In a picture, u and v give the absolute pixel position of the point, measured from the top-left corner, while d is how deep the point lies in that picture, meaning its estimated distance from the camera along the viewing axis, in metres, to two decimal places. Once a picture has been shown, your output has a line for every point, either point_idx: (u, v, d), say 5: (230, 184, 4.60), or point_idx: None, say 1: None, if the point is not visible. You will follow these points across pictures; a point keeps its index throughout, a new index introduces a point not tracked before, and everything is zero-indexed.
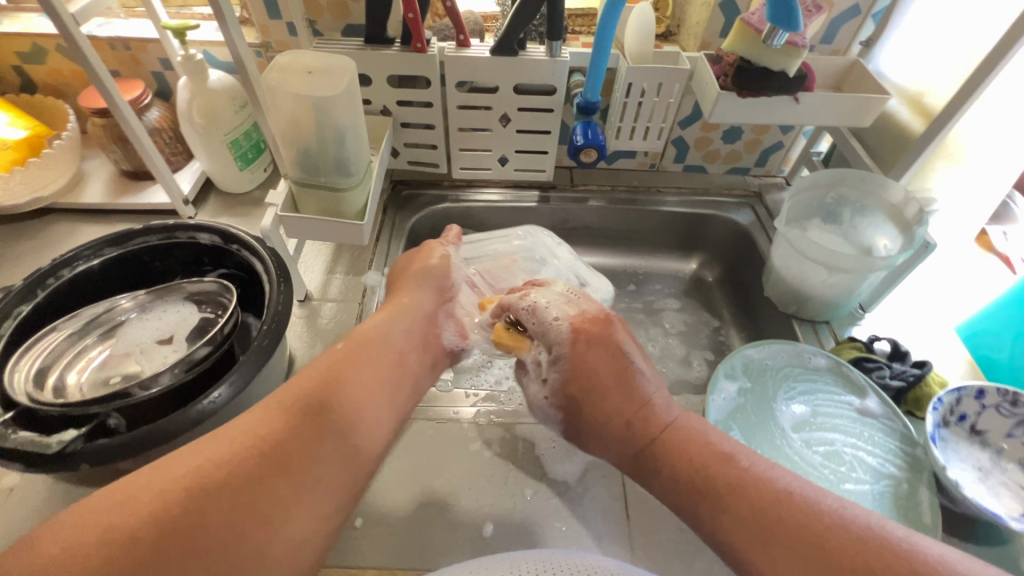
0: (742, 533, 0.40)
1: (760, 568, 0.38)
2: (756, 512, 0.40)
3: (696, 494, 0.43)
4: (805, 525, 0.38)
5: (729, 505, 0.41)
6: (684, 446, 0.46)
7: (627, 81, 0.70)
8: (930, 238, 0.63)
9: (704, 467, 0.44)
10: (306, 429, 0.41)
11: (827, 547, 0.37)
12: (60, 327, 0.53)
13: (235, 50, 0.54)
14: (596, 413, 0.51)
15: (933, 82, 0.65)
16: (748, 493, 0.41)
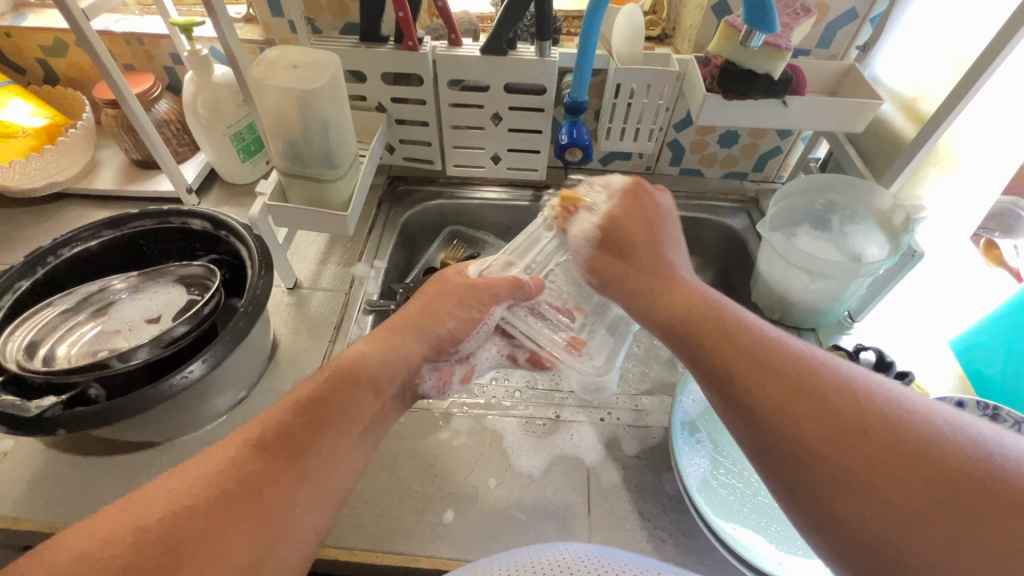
0: (733, 361, 0.42)
1: (743, 386, 0.40)
2: (795, 384, 0.38)
3: (733, 366, 0.41)
4: (795, 362, 0.39)
5: (765, 375, 0.39)
6: (724, 327, 0.45)
7: (615, 82, 0.71)
8: (916, 246, 0.62)
9: (746, 344, 0.42)
10: (289, 455, 0.41)
11: (812, 380, 0.38)
12: (55, 303, 0.56)
13: (227, 44, 0.59)
14: (621, 255, 0.57)
15: (928, 86, 0.65)
16: (746, 335, 0.43)
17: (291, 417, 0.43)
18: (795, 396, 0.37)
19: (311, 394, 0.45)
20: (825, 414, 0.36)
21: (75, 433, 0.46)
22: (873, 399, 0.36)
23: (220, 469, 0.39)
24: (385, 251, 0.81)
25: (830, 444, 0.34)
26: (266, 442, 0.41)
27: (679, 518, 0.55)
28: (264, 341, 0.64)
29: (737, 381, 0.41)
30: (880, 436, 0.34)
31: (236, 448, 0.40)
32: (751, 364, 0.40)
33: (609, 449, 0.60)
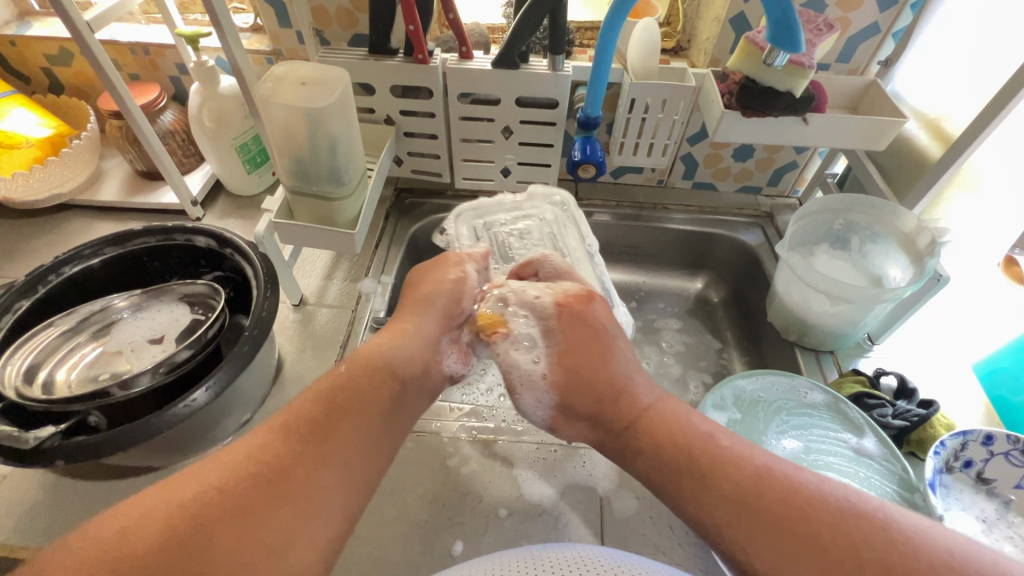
0: (721, 512, 0.38)
1: (734, 543, 0.37)
2: (743, 494, 0.38)
3: (675, 477, 0.42)
4: (786, 498, 0.37)
5: (713, 489, 0.39)
6: (663, 428, 0.45)
7: (630, 96, 0.69)
8: (942, 271, 0.60)
9: (686, 450, 0.42)
10: (310, 455, 0.39)
11: (807, 521, 0.36)
12: (56, 324, 0.55)
13: (233, 57, 0.58)
14: (575, 375, 0.50)
15: (953, 107, 0.62)
16: (727, 472, 0.40)
17: (310, 421, 0.41)
18: (742, 506, 0.38)
19: (331, 397, 0.43)
20: (778, 524, 0.36)
21: (73, 464, 0.44)
22: (814, 499, 0.37)
23: (243, 460, 0.38)
24: (392, 266, 0.79)
25: (786, 561, 0.35)
26: (286, 442, 0.39)
27: (694, 552, 0.53)
28: (269, 361, 0.63)
29: (727, 533, 0.37)
30: (830, 546, 0.34)
31: (260, 444, 0.39)
32: (697, 474, 0.40)
33: (622, 477, 0.59)
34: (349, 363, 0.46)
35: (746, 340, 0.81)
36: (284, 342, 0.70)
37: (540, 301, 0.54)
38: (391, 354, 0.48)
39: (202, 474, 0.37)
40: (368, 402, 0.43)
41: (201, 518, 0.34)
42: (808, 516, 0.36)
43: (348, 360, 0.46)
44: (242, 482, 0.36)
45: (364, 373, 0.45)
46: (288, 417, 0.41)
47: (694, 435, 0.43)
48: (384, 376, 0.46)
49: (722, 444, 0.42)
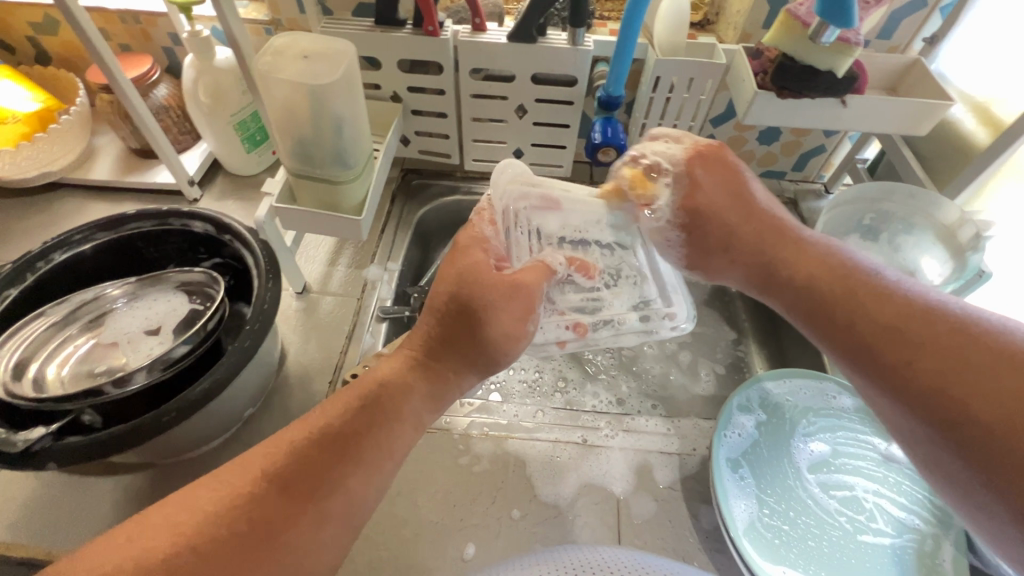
0: (868, 334, 0.38)
1: (897, 367, 0.36)
2: (891, 318, 0.38)
3: (834, 302, 0.41)
4: (948, 327, 0.36)
5: (860, 320, 0.39)
6: (824, 261, 0.44)
7: (654, 74, 0.64)
8: (985, 267, 0.57)
9: (842, 281, 0.42)
10: (302, 511, 0.34)
11: (962, 349, 0.34)
12: (44, 316, 0.52)
13: (229, 28, 0.54)
14: (744, 241, 0.48)
15: (1004, 90, 0.58)
16: (886, 303, 0.39)
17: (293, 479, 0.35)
18: (886, 327, 0.38)
19: (337, 434, 0.37)
20: (901, 341, 0.37)
21: (66, 466, 0.42)
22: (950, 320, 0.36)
23: (230, 505, 0.33)
24: (398, 252, 0.75)
25: (959, 380, 0.33)
26: (282, 493, 0.34)
27: (715, 557, 0.52)
28: (273, 354, 0.60)
29: (882, 357, 0.37)
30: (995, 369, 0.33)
31: (246, 492, 0.33)
32: (903, 323, 0.37)
33: (640, 478, 0.56)
34: (359, 396, 0.39)
35: None
36: (286, 331, 0.67)
37: (671, 153, 0.50)
38: (409, 394, 0.40)
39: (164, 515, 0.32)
40: (377, 450, 0.37)
41: (174, 573, 0.30)
42: (942, 327, 0.36)
43: (359, 387, 0.40)
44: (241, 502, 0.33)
45: (374, 399, 0.39)
46: (286, 459, 0.35)
47: (847, 264, 0.43)
48: (402, 416, 0.39)
49: (887, 278, 0.41)
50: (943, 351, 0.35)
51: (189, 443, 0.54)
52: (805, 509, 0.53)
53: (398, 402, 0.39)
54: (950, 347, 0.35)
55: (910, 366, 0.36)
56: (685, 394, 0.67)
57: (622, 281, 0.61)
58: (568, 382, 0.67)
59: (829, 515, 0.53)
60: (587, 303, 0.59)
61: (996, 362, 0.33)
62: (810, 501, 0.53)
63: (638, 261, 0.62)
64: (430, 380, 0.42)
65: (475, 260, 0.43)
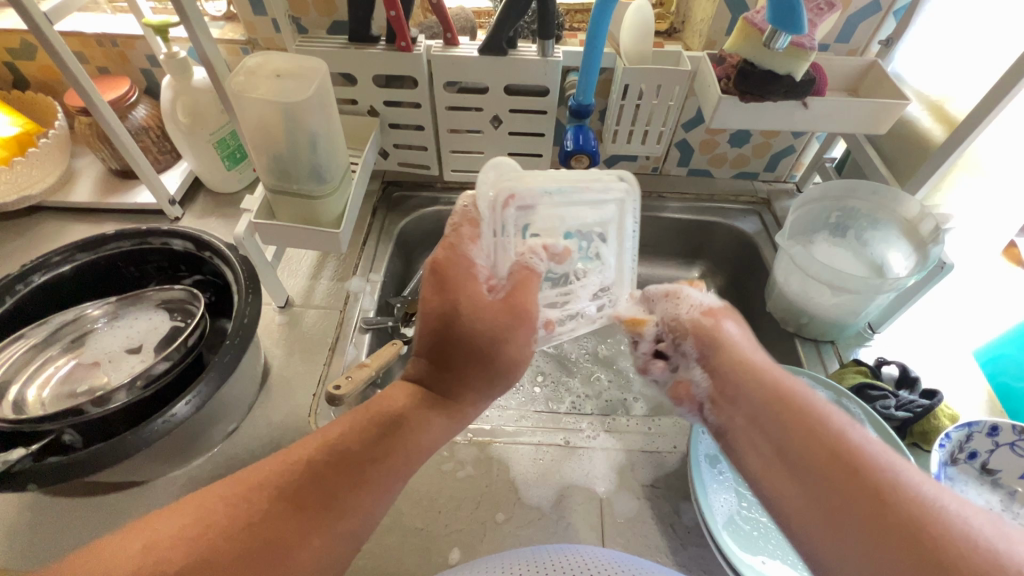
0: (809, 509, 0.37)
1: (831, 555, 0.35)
2: (829, 495, 0.37)
3: (789, 462, 0.40)
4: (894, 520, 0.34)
5: (808, 487, 0.38)
6: (780, 405, 0.43)
7: (623, 82, 0.66)
8: (945, 258, 0.58)
9: (800, 432, 0.40)
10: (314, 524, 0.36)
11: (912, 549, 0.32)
12: (26, 336, 0.53)
13: (202, 49, 0.55)
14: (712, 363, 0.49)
15: (956, 89, 0.60)
16: (838, 472, 0.37)
17: (312, 498, 0.37)
18: (836, 504, 0.36)
19: (353, 455, 0.40)
20: (848, 519, 0.35)
21: (47, 487, 0.42)
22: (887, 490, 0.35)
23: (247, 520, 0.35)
24: (380, 263, 0.76)
25: None
26: (296, 511, 0.36)
27: (697, 552, 0.52)
28: (256, 368, 0.60)
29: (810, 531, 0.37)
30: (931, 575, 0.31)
31: (263, 510, 0.36)
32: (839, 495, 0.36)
33: (622, 477, 0.57)
34: (374, 417, 0.42)
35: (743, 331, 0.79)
36: (269, 346, 0.67)
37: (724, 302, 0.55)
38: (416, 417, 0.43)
39: (181, 518, 0.34)
40: (395, 465, 0.41)
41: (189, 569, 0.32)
42: (885, 507, 0.34)
43: (371, 411, 0.43)
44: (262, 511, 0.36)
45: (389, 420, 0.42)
46: (301, 475, 0.38)
47: (815, 422, 0.41)
48: (420, 447, 0.43)
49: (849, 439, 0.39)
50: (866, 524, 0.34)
51: (174, 458, 0.54)
52: None
53: (416, 434, 0.42)
54: (887, 527, 0.34)
55: (845, 556, 0.34)
56: (665, 393, 0.69)
57: (590, 272, 0.58)
58: (545, 376, 0.69)
59: None
60: (558, 290, 0.57)
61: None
62: None
63: (611, 255, 0.58)
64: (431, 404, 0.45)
65: (467, 288, 0.46)
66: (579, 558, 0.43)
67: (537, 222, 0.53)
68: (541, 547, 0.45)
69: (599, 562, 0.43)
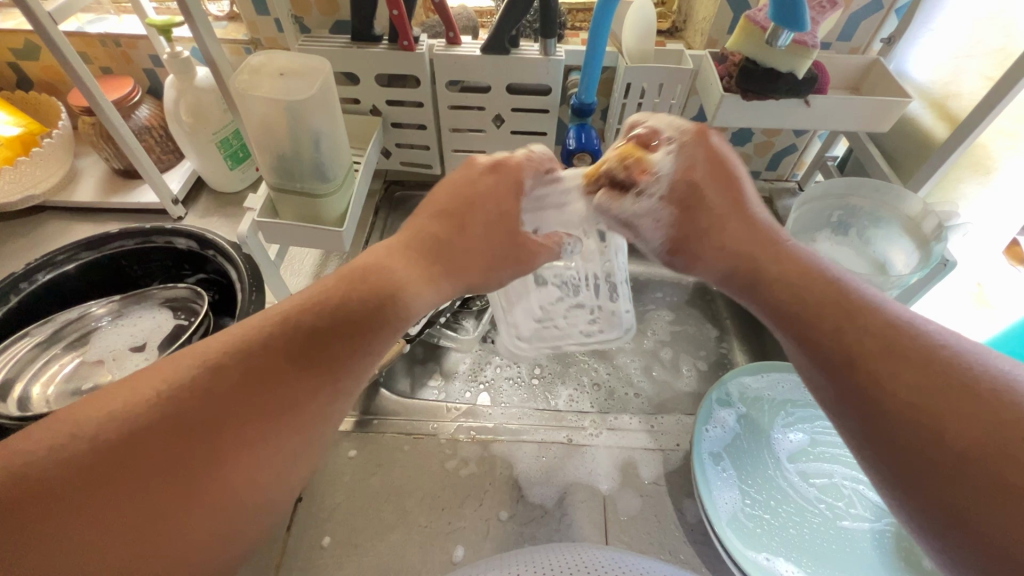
0: (856, 352, 0.33)
1: (878, 386, 0.31)
2: (874, 338, 0.32)
3: (812, 314, 0.36)
4: (942, 357, 0.30)
5: (848, 331, 0.34)
6: (797, 265, 0.40)
7: (625, 81, 0.66)
8: (949, 256, 0.58)
9: (827, 288, 0.37)
10: (259, 420, 0.32)
11: (967, 387, 0.29)
12: (30, 335, 0.53)
13: (206, 49, 0.55)
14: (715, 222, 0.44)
15: (959, 87, 0.61)
16: (874, 320, 0.33)
17: (286, 368, 0.33)
18: (875, 339, 0.32)
19: (328, 332, 0.35)
20: (889, 353, 0.32)
21: None
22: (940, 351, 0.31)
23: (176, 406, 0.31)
24: None
25: (928, 411, 0.29)
26: (264, 387, 0.32)
27: (701, 549, 0.52)
28: None
29: (858, 371, 0.32)
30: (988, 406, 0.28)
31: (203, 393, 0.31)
32: (879, 338, 0.32)
33: (625, 474, 0.57)
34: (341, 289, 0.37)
35: None
36: None
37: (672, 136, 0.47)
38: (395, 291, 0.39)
39: (116, 410, 0.30)
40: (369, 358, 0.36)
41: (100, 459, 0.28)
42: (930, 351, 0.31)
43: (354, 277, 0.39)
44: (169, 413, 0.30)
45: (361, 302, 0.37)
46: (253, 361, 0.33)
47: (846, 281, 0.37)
48: (407, 314, 0.39)
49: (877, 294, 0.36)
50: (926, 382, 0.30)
51: None
52: (786, 498, 0.54)
53: (398, 297, 0.38)
54: (945, 369, 0.30)
55: (889, 386, 0.31)
56: (667, 391, 0.69)
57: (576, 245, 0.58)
58: (543, 369, 0.68)
59: (808, 502, 0.54)
60: (578, 283, 0.61)
61: (984, 409, 0.28)
62: (789, 489, 0.55)
63: (561, 267, 0.59)
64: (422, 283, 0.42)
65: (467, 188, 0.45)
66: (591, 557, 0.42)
67: (537, 296, 0.61)
68: (545, 550, 0.44)
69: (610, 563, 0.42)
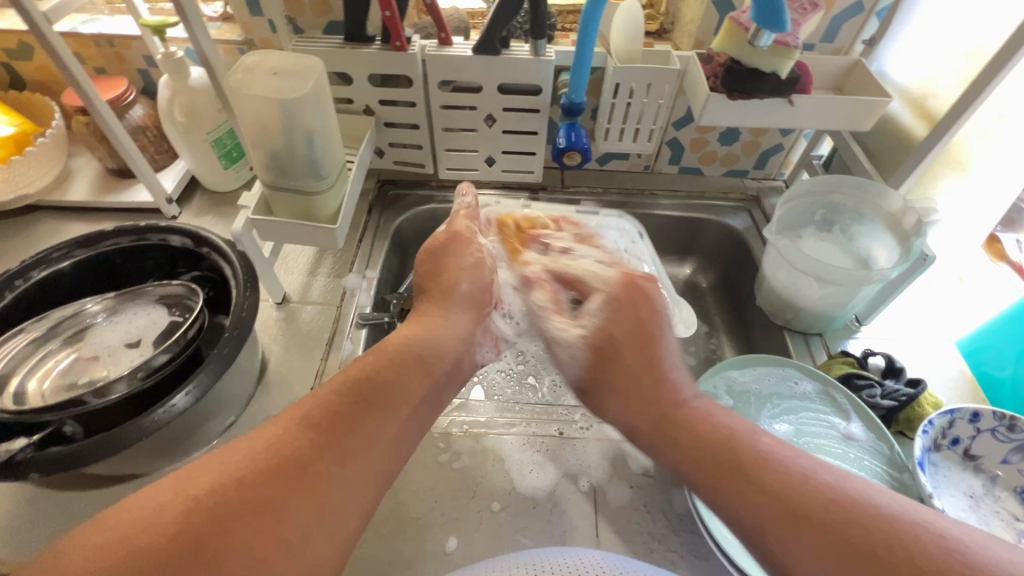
0: (761, 521, 0.37)
1: (787, 552, 0.35)
2: (773, 505, 0.37)
3: (712, 478, 0.41)
4: (837, 516, 0.35)
5: (747, 491, 0.38)
6: (690, 417, 0.45)
7: (615, 81, 0.67)
8: (929, 250, 0.60)
9: (721, 445, 0.42)
10: (324, 450, 0.38)
11: (860, 544, 0.33)
12: (26, 331, 0.53)
13: (201, 48, 0.56)
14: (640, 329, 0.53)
15: (937, 86, 0.62)
16: (761, 476, 0.38)
17: (345, 412, 0.40)
18: (773, 501, 0.37)
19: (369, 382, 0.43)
20: (790, 518, 0.36)
21: (47, 476, 0.43)
22: (837, 504, 0.35)
23: (260, 453, 0.36)
24: (376, 260, 0.77)
25: (839, 571, 0.33)
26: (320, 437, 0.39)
27: (689, 539, 0.53)
28: (254, 362, 0.61)
29: (775, 541, 0.36)
30: (880, 559, 0.32)
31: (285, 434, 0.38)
32: (778, 507, 0.36)
33: (614, 466, 0.58)
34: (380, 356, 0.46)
35: (735, 324, 0.81)
36: (267, 341, 0.68)
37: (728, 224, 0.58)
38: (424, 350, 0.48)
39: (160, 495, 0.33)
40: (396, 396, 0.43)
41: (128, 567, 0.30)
42: (822, 508, 0.35)
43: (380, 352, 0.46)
44: (266, 472, 0.36)
45: (394, 365, 0.45)
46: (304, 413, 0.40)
47: (730, 437, 0.42)
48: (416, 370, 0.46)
49: (760, 441, 0.41)
50: (859, 563, 0.33)
51: (172, 450, 0.55)
52: None
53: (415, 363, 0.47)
54: (836, 530, 0.34)
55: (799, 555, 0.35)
56: None
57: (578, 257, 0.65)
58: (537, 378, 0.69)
59: None
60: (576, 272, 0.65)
61: (880, 569, 0.32)
62: None
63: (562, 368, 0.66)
64: (435, 324, 0.53)
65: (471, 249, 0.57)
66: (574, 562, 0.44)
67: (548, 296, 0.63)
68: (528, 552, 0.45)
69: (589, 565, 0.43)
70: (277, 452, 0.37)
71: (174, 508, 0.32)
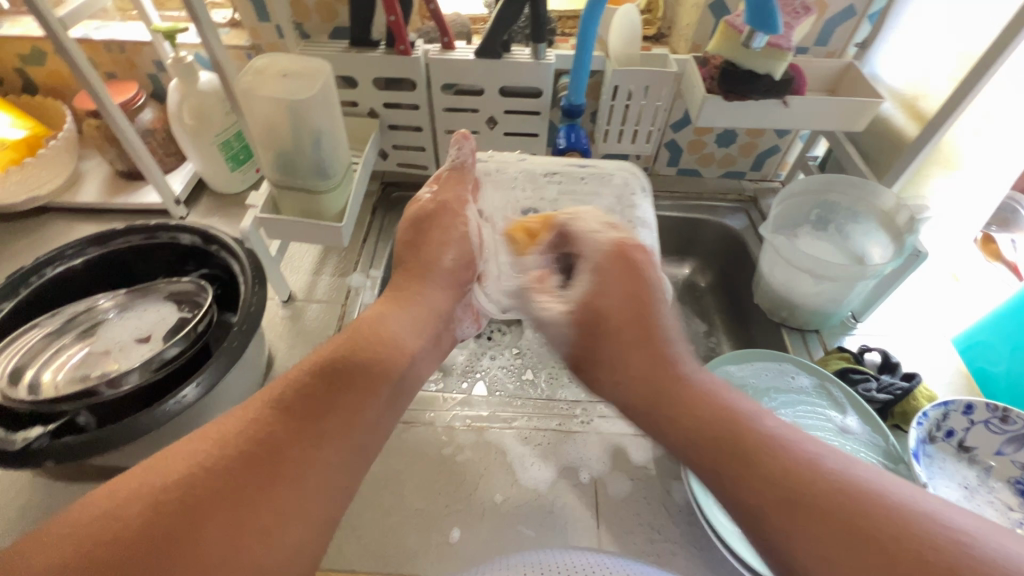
0: (713, 466, 0.37)
1: (737, 493, 0.35)
2: (716, 446, 0.37)
3: (668, 416, 0.41)
4: (774, 459, 0.35)
5: (694, 434, 0.39)
6: (639, 357, 0.46)
7: (614, 83, 0.69)
8: (921, 247, 0.61)
9: (666, 386, 0.43)
10: (304, 447, 0.37)
11: (799, 487, 0.33)
12: (40, 325, 0.55)
13: (213, 52, 0.58)
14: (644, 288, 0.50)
15: (927, 87, 0.64)
16: (704, 417, 0.39)
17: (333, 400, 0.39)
18: (719, 442, 0.37)
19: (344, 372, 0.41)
20: (735, 460, 0.36)
21: (62, 464, 0.44)
22: (775, 446, 0.35)
23: (239, 446, 0.36)
24: (380, 260, 0.78)
25: (778, 512, 0.33)
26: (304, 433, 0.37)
27: (688, 529, 0.54)
28: (261, 357, 0.63)
29: (725, 481, 0.36)
30: (821, 503, 0.32)
31: (263, 429, 0.37)
32: (723, 449, 0.37)
33: (615, 459, 0.59)
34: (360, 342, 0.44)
35: (734, 323, 0.82)
36: (273, 339, 0.70)
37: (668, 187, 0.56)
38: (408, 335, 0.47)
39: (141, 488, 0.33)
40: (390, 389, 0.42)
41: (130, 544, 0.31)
42: (762, 452, 0.35)
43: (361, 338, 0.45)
44: (236, 466, 0.35)
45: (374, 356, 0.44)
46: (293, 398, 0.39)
47: (679, 377, 0.43)
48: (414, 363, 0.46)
49: (701, 385, 0.42)
50: (799, 504, 0.32)
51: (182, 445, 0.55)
52: None
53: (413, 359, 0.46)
54: (778, 475, 0.34)
55: (747, 495, 0.35)
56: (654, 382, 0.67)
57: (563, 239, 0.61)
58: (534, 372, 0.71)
59: None
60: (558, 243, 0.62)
61: (817, 510, 0.32)
62: None
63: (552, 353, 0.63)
64: (421, 310, 0.51)
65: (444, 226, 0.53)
66: (583, 559, 0.44)
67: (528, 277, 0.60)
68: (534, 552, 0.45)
69: (597, 562, 0.44)
70: (262, 447, 0.36)
71: (168, 491, 0.33)
